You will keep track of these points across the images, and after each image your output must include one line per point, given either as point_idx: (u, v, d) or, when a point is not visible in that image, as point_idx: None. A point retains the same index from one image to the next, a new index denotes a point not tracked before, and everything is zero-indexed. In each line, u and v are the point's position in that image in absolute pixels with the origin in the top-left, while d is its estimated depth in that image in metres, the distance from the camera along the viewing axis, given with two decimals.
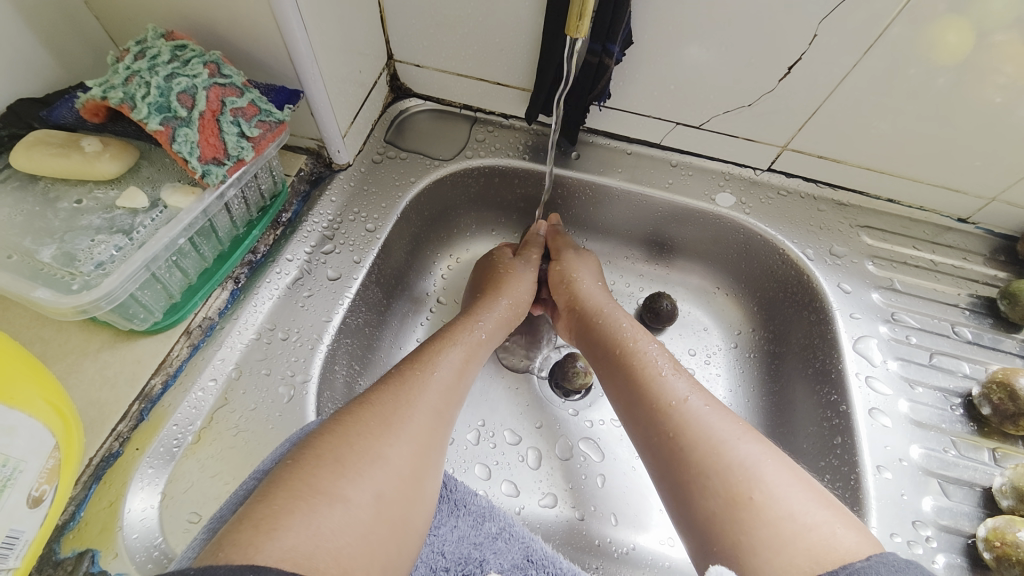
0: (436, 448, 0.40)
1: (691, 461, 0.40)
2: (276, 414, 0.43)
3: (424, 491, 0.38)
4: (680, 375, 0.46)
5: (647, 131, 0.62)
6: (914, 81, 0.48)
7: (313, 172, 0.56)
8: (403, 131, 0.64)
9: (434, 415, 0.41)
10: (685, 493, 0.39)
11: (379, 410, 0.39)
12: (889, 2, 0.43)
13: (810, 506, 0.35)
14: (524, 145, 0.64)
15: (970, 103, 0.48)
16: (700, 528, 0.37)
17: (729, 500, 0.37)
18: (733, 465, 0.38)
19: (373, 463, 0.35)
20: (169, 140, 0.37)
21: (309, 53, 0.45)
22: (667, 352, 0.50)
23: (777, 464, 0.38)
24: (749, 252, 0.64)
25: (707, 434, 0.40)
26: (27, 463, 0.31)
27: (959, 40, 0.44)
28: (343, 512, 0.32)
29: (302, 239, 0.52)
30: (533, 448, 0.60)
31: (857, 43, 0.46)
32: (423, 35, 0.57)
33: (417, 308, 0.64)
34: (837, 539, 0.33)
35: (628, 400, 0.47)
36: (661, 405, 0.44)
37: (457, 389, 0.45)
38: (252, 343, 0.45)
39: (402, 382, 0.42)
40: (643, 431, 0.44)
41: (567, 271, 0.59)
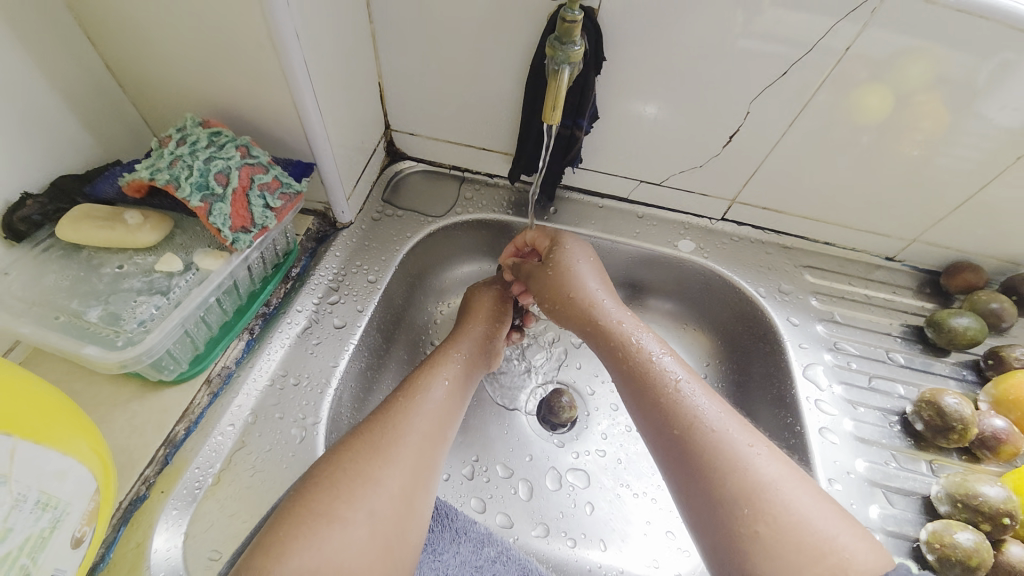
0: (429, 468, 0.44)
1: (716, 483, 0.43)
2: (290, 454, 0.47)
3: (417, 507, 0.42)
4: (699, 390, 0.48)
5: (615, 188, 0.71)
6: (843, 136, 0.58)
7: (319, 231, 0.62)
8: (399, 191, 0.72)
9: (423, 439, 0.45)
10: (710, 508, 0.43)
11: (370, 437, 0.43)
12: (815, 74, 0.52)
13: (827, 520, 0.41)
14: (507, 201, 0.73)
15: (894, 155, 0.58)
16: (721, 541, 0.41)
17: (751, 521, 0.41)
18: (761, 487, 0.42)
19: (365, 486, 0.40)
20: (206, 215, 0.42)
21: (323, 133, 0.52)
22: (682, 363, 0.51)
23: (795, 482, 0.43)
24: (711, 292, 0.72)
25: (732, 456, 0.43)
26: (73, 506, 0.34)
27: (880, 102, 0.54)
28: (344, 533, 0.37)
29: (310, 292, 0.57)
30: (525, 481, 0.64)
31: (793, 107, 0.56)
32: (419, 110, 0.66)
33: (414, 352, 0.69)
34: (842, 553, 0.39)
35: (649, 414, 0.48)
36: (683, 422, 0.46)
37: (445, 411, 0.49)
38: (267, 389, 0.50)
39: (388, 411, 0.46)
40: (665, 445, 0.47)
41: (562, 271, 0.58)
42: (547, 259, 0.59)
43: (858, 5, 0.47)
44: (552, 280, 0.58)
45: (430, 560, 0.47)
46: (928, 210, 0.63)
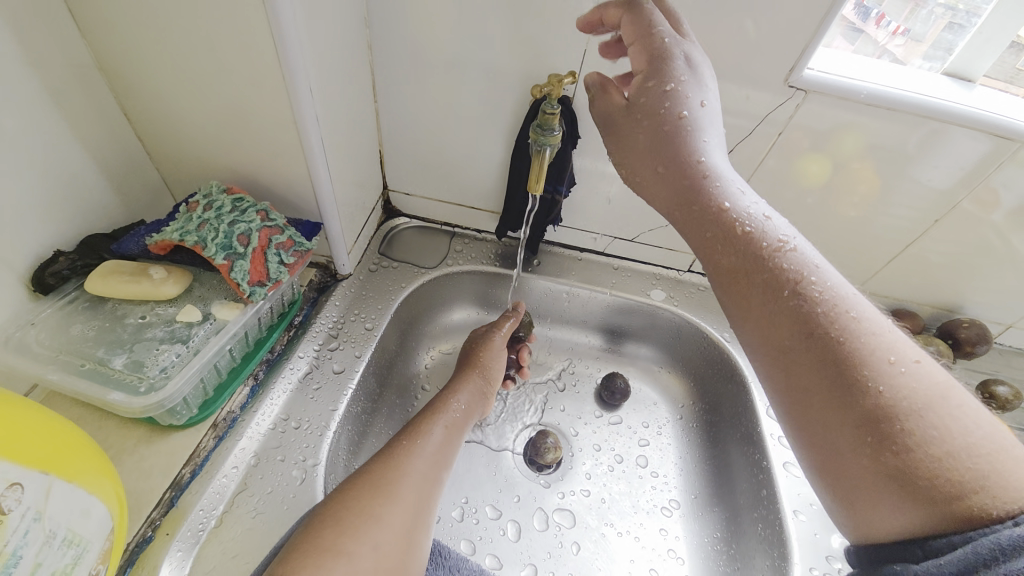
0: (427, 507, 0.48)
1: (856, 391, 0.34)
2: (291, 496, 0.49)
3: (416, 545, 0.45)
4: (835, 284, 0.38)
5: (592, 243, 0.80)
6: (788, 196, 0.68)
7: (321, 281, 0.67)
8: (394, 245, 0.78)
9: (422, 480, 0.48)
10: (834, 423, 0.35)
11: (373, 477, 0.46)
12: (763, 143, 0.62)
13: (992, 432, 0.32)
14: (494, 254, 0.80)
15: (835, 212, 0.69)
16: (843, 457, 0.35)
17: (890, 437, 0.33)
18: (908, 397, 0.33)
19: (369, 522, 0.43)
20: (228, 271, 0.47)
21: (332, 197, 0.58)
22: (813, 251, 0.40)
23: (949, 388, 0.35)
24: (682, 336, 0.79)
25: (873, 364, 0.35)
26: (93, 544, 0.36)
27: (819, 168, 0.64)
28: (348, 568, 0.39)
29: (311, 339, 0.61)
30: (513, 521, 0.66)
31: (744, 170, 0.66)
32: (416, 173, 0.74)
33: (405, 397, 0.72)
34: (1002, 462, 0.31)
35: (769, 316, 0.38)
36: (815, 316, 0.37)
37: (442, 456, 0.53)
38: (269, 432, 0.52)
39: (391, 454, 0.49)
40: (781, 349, 0.37)
41: (665, 116, 0.42)
42: (640, 93, 0.43)
43: (783, 103, 0.58)
44: (649, 128, 0.43)
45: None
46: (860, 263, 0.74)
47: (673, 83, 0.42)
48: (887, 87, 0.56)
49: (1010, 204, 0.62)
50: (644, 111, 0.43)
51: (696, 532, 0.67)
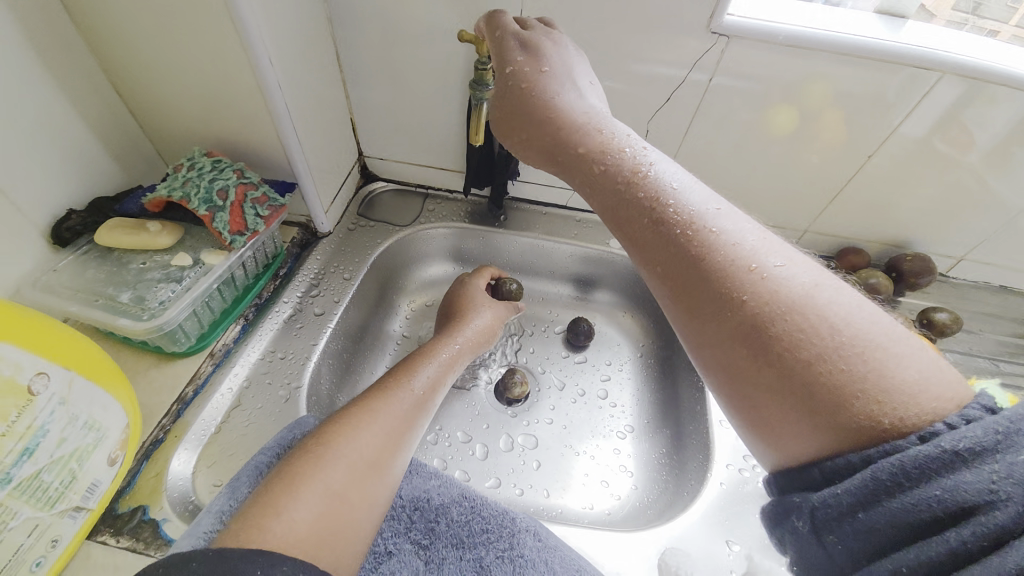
0: (402, 443, 0.47)
1: (729, 303, 0.34)
2: (277, 411, 0.58)
3: (386, 481, 0.43)
4: (700, 206, 0.38)
5: (555, 197, 0.86)
6: (725, 141, 0.74)
7: (303, 239, 0.75)
8: (372, 206, 0.86)
9: (398, 418, 0.48)
10: (724, 345, 0.34)
11: (352, 415, 0.46)
12: (693, 94, 0.69)
13: (887, 336, 0.31)
14: (464, 212, 0.86)
15: (770, 152, 0.74)
16: (742, 381, 0.33)
17: (776, 350, 0.32)
18: (789, 304, 0.32)
19: (341, 451, 0.42)
20: (210, 221, 0.56)
21: (302, 159, 0.66)
22: (680, 174, 0.41)
23: (838, 292, 0.33)
24: (641, 280, 0.85)
25: (752, 275, 0.34)
26: (111, 431, 0.47)
27: (785, 119, 0.69)
28: (336, 467, 0.40)
29: (295, 286, 0.70)
30: (482, 444, 0.74)
31: (684, 117, 0.71)
32: (386, 139, 0.81)
33: (384, 341, 0.81)
34: (897, 367, 0.30)
35: (650, 245, 0.39)
36: (684, 239, 0.37)
37: (420, 401, 0.52)
38: (260, 360, 0.62)
39: (370, 397, 0.49)
40: (667, 277, 0.38)
41: (531, 81, 0.48)
42: (511, 69, 0.49)
43: (709, 49, 0.63)
44: (521, 99, 0.48)
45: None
46: (802, 203, 0.79)
47: (519, 65, 0.49)
48: (805, 27, 0.61)
49: (984, 145, 0.67)
50: (516, 80, 0.49)
51: (645, 450, 0.74)
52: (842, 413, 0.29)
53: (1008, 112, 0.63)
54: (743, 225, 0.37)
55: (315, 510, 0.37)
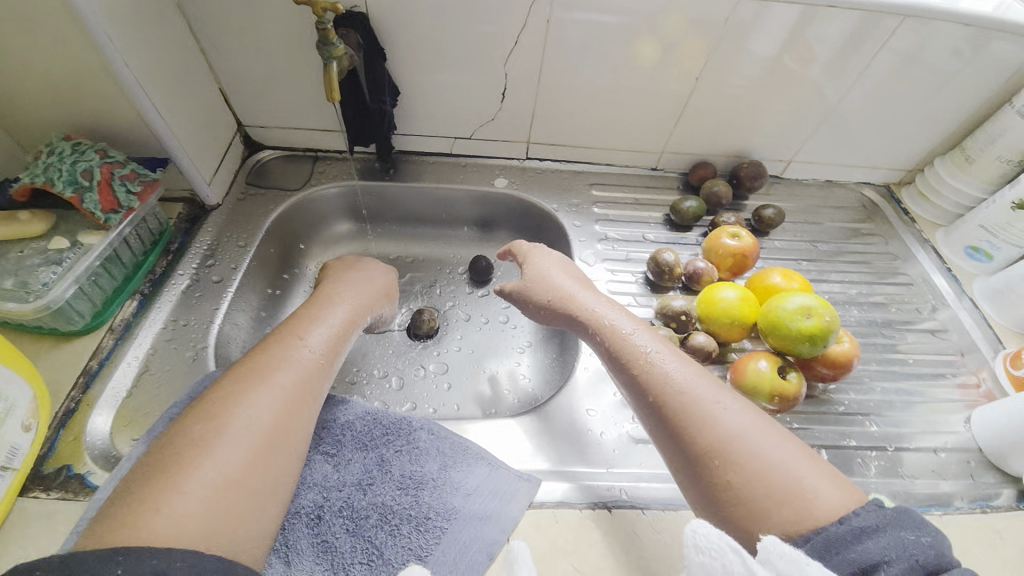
0: (287, 424, 0.49)
1: (695, 461, 0.48)
2: (185, 370, 0.64)
3: (277, 458, 0.47)
4: (675, 375, 0.53)
5: (438, 146, 0.92)
6: (576, 78, 0.81)
7: (189, 214, 0.79)
8: (262, 174, 0.88)
9: (277, 407, 0.49)
10: (695, 477, 0.47)
11: (213, 405, 0.47)
12: (535, 38, 0.75)
13: (788, 462, 0.45)
14: (355, 169, 0.90)
15: (616, 84, 0.82)
16: (709, 499, 0.46)
17: (714, 476, 0.46)
18: (700, 411, 0.49)
19: (203, 449, 0.43)
20: (79, 203, 0.59)
21: (169, 134, 0.68)
22: (659, 342, 0.57)
23: (767, 434, 0.47)
24: (527, 215, 0.94)
25: (694, 416, 0.49)
26: (20, 403, 0.52)
27: (650, 51, 0.77)
28: (223, 449, 0.44)
29: (189, 259, 0.74)
30: (396, 377, 0.83)
31: (534, 60, 0.78)
32: (261, 106, 0.83)
33: (295, 301, 0.87)
34: (809, 490, 0.42)
35: (648, 410, 0.53)
36: (662, 393, 0.52)
37: (301, 375, 0.53)
38: (162, 330, 0.67)
39: (239, 377, 0.50)
40: (664, 443, 0.51)
41: (535, 270, 0.72)
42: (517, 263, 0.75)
43: None
44: (531, 293, 0.70)
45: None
46: (653, 127, 0.90)
47: (523, 253, 0.76)
48: None
49: (824, 57, 0.78)
50: (532, 280, 0.71)
51: (541, 359, 0.86)
52: (766, 518, 0.42)
53: (841, 25, 0.74)
54: (712, 392, 0.51)
55: (207, 499, 0.40)
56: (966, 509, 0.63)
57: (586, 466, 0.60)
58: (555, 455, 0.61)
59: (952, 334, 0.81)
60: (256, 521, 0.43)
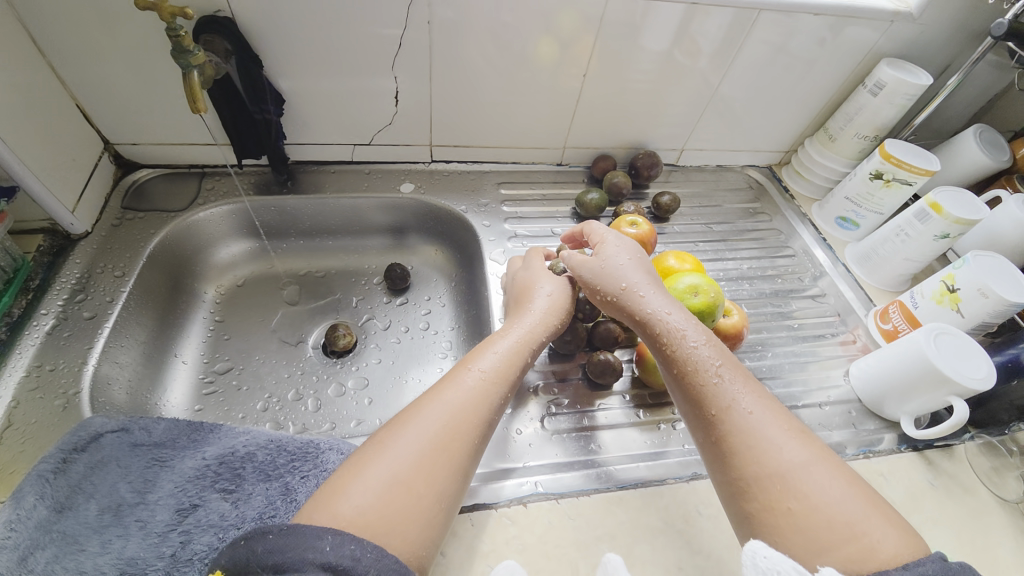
0: (459, 447, 0.47)
1: (737, 485, 0.48)
2: (57, 419, 0.58)
3: (443, 484, 0.45)
4: (733, 398, 0.51)
5: (337, 154, 0.89)
6: (469, 80, 0.81)
7: (53, 245, 0.71)
8: (140, 196, 0.81)
9: (438, 429, 0.47)
10: (737, 496, 0.48)
11: (404, 417, 0.48)
12: (422, 40, 0.74)
13: (849, 506, 0.44)
14: (248, 184, 0.86)
15: (510, 84, 0.84)
16: (748, 518, 0.47)
17: (762, 500, 0.46)
18: (753, 432, 0.49)
19: (377, 456, 0.45)
20: None
21: (15, 160, 0.61)
22: (721, 352, 0.55)
23: (831, 476, 0.46)
24: (438, 218, 0.93)
25: (752, 441, 0.49)
26: None
27: (549, 50, 0.79)
28: (387, 461, 0.44)
29: (54, 296, 0.67)
30: (312, 397, 0.79)
31: (424, 63, 0.78)
32: (129, 122, 0.76)
33: (191, 329, 0.80)
34: (870, 539, 0.42)
35: (691, 414, 0.54)
36: (718, 407, 0.51)
37: (476, 403, 0.51)
38: (24, 378, 0.60)
39: (440, 385, 0.52)
40: (708, 455, 0.52)
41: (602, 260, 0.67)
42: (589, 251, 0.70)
43: None
44: (597, 280, 0.66)
45: (191, 454, 0.56)
46: (552, 125, 0.92)
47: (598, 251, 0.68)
48: None
49: (708, 50, 0.84)
50: (596, 281, 0.66)
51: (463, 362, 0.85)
52: (813, 552, 0.42)
53: (719, 21, 0.79)
54: (770, 420, 0.50)
55: (378, 495, 0.42)
56: (850, 456, 0.69)
57: (504, 464, 0.60)
58: None
59: (831, 297, 0.90)
60: (422, 527, 0.43)
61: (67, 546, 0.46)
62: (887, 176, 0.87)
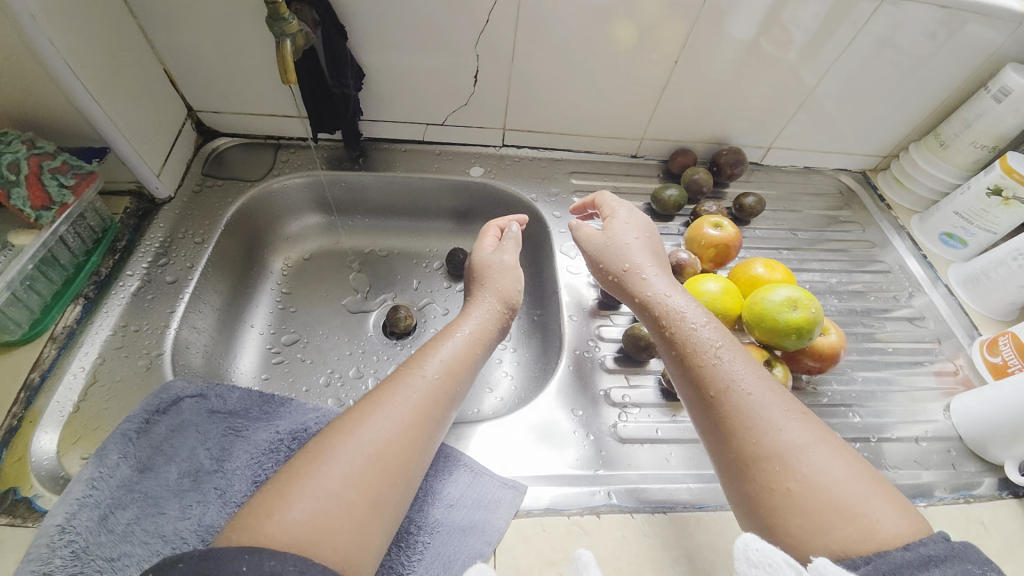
0: (403, 443, 0.46)
1: (740, 466, 0.46)
2: (140, 380, 0.59)
3: (398, 478, 0.45)
4: (734, 381, 0.49)
5: (409, 133, 0.87)
6: (558, 61, 0.77)
7: (138, 208, 0.73)
8: (218, 164, 0.82)
9: (389, 429, 0.46)
10: (738, 478, 0.46)
11: (345, 422, 0.46)
12: (509, 17, 0.71)
13: (853, 488, 0.42)
14: (320, 158, 0.85)
15: (595, 69, 0.79)
16: (749, 502, 0.45)
17: (763, 485, 0.44)
18: (751, 413, 0.47)
19: (319, 463, 0.43)
20: (6, 198, 0.55)
21: (106, 119, 0.62)
22: (721, 334, 0.53)
23: (832, 456, 0.44)
24: (505, 203, 0.90)
25: (751, 422, 0.47)
26: None
27: (627, 33, 0.74)
28: (331, 466, 0.43)
29: (139, 258, 0.69)
30: (373, 377, 0.79)
31: (508, 40, 0.74)
32: (213, 90, 0.77)
33: (261, 299, 0.82)
34: (873, 518, 0.40)
35: (692, 397, 0.51)
36: (718, 387, 0.49)
37: (431, 395, 0.51)
38: (110, 337, 0.61)
39: (389, 382, 0.52)
40: (709, 436, 0.49)
41: (613, 237, 0.66)
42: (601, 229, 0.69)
43: None
44: (607, 259, 0.64)
45: (264, 426, 0.57)
46: (633, 115, 0.87)
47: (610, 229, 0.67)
48: None
49: (800, 41, 0.76)
50: (607, 257, 0.65)
51: (523, 353, 0.83)
52: (814, 540, 0.40)
53: (815, 8, 0.72)
54: (768, 404, 0.48)
55: (314, 508, 0.40)
56: (946, 498, 0.63)
57: (572, 468, 0.58)
58: (542, 458, 0.59)
59: (929, 321, 0.82)
60: (370, 529, 0.42)
61: (148, 508, 0.47)
62: (1008, 193, 0.77)
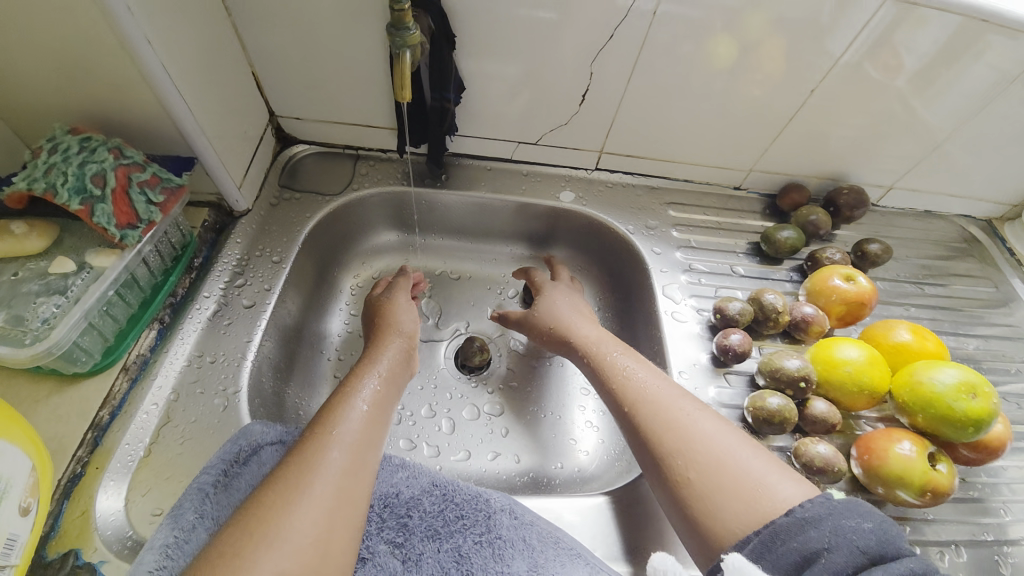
0: (358, 483, 0.42)
1: (688, 508, 0.45)
2: (216, 421, 0.53)
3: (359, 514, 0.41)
4: (663, 413, 0.51)
5: (499, 151, 0.80)
6: (679, 83, 0.69)
7: (216, 221, 0.67)
8: (296, 174, 0.76)
9: (344, 474, 0.42)
10: (693, 524, 0.44)
11: (294, 468, 0.41)
12: (636, 34, 0.63)
13: (769, 478, 0.43)
14: (401, 172, 0.78)
15: (718, 94, 0.70)
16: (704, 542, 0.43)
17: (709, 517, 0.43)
18: (681, 440, 0.48)
19: (280, 525, 0.37)
20: (89, 215, 0.49)
21: (196, 127, 0.56)
22: (648, 371, 0.56)
23: (752, 457, 0.45)
24: (596, 232, 0.82)
25: (677, 447, 0.48)
26: (15, 480, 0.41)
27: (724, 51, 0.64)
28: (291, 530, 0.37)
29: (216, 278, 0.63)
30: (447, 417, 0.72)
31: (628, 58, 0.66)
32: (299, 96, 0.71)
33: (331, 322, 0.75)
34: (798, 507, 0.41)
35: (640, 449, 0.51)
36: (648, 426, 0.51)
37: (372, 432, 0.47)
38: (185, 368, 0.56)
39: (326, 418, 0.46)
40: (656, 485, 0.48)
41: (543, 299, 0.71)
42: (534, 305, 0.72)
43: None
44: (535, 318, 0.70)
45: None
46: (748, 146, 0.78)
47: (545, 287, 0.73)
48: None
49: (912, 68, 0.65)
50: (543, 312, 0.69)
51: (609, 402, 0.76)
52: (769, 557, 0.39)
53: (935, 34, 0.61)
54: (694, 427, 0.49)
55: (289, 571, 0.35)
56: None
57: None
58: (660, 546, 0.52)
59: None
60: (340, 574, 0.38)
61: None
62: None
